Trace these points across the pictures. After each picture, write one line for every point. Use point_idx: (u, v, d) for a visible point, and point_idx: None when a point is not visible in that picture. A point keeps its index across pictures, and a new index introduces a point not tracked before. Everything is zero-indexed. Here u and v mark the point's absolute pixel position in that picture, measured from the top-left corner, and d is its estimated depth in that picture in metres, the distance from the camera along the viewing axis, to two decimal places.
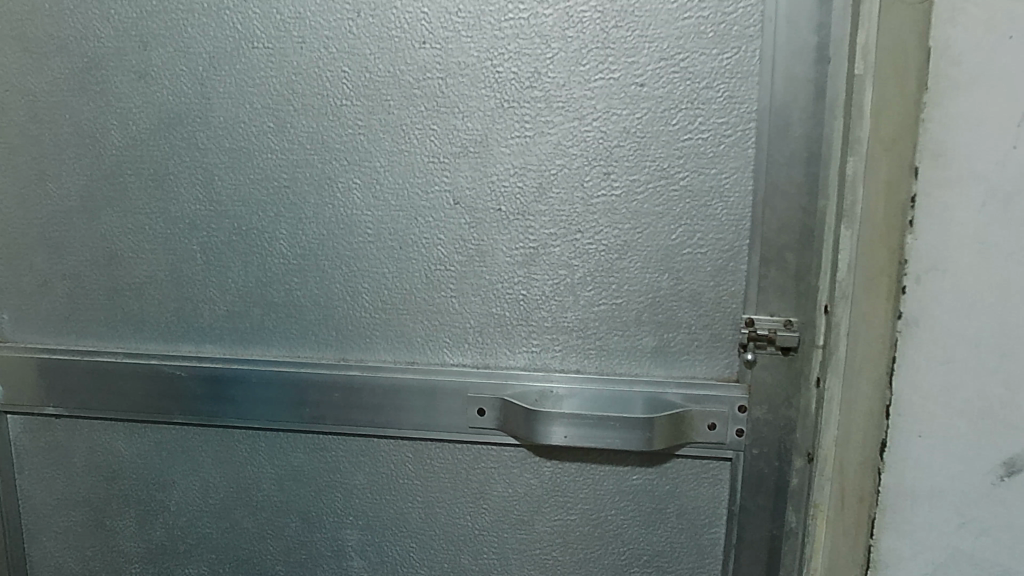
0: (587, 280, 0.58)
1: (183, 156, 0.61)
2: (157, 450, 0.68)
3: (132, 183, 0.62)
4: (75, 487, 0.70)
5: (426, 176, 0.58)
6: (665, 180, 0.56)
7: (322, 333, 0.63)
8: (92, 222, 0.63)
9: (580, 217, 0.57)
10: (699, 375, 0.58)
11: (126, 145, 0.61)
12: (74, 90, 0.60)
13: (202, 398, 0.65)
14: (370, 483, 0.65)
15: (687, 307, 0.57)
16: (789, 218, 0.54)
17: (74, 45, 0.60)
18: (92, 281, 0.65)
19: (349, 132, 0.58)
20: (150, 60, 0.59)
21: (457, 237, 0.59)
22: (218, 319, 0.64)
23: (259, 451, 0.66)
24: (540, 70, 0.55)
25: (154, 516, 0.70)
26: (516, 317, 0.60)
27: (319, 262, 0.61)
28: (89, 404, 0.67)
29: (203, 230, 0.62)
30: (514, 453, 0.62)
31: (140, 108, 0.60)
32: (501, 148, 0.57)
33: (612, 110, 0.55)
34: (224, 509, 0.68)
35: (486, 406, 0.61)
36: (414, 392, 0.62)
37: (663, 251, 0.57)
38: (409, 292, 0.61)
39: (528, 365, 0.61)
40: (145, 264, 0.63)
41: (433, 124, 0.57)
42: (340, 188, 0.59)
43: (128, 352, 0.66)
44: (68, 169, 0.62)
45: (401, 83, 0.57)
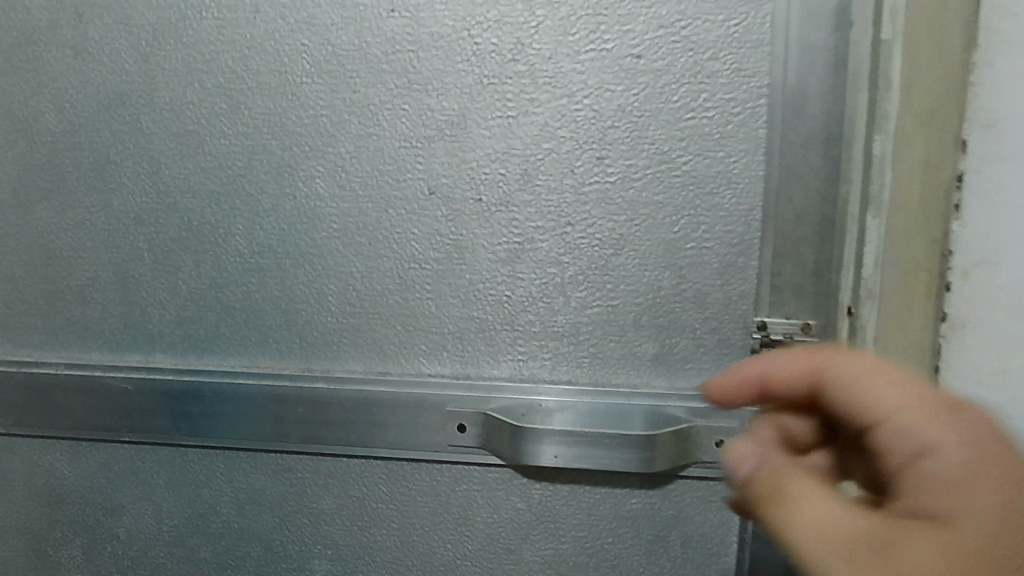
0: (579, 280, 0.52)
1: (126, 142, 0.54)
2: (103, 472, 0.61)
3: (70, 173, 0.55)
4: (16, 512, 0.64)
5: (397, 162, 0.52)
6: (665, 165, 0.49)
7: (283, 341, 0.56)
8: (28, 218, 0.57)
9: (571, 207, 0.51)
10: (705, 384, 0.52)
11: (63, 130, 0.54)
12: (5, 70, 0.54)
13: (151, 414, 0.58)
14: (340, 508, 0.59)
15: (691, 309, 0.51)
16: (806, 207, 0.48)
17: (4, 18, 0.53)
18: (29, 283, 0.58)
19: (313, 114, 0.52)
20: (87, 34, 0.52)
21: (433, 230, 0.53)
22: (169, 326, 0.57)
23: (217, 473, 0.60)
24: (523, 41, 0.49)
25: (102, 545, 0.63)
26: (499, 321, 0.53)
27: (279, 261, 0.55)
28: (26, 421, 0.60)
29: (150, 224, 0.55)
30: (499, 474, 0.56)
31: (77, 89, 0.53)
32: (481, 130, 0.50)
33: (605, 85, 0.49)
34: (179, 538, 0.61)
35: (467, 422, 0.54)
36: (387, 406, 0.55)
37: (664, 245, 0.50)
38: (380, 295, 0.54)
39: (514, 376, 0.54)
40: (87, 264, 0.57)
41: (404, 103, 0.51)
42: (302, 176, 0.53)
43: (69, 363, 0.59)
44: (1, 159, 0.56)
45: (367, 57, 0.50)
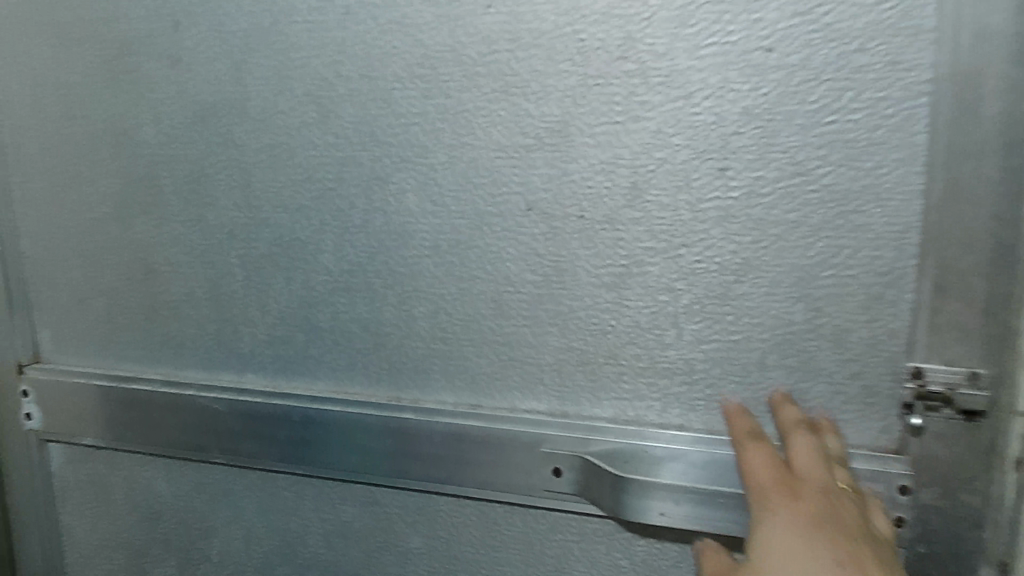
0: (695, 309, 0.45)
1: (220, 154, 0.52)
2: (197, 493, 0.60)
3: (168, 185, 0.54)
4: (116, 527, 0.63)
5: (493, 175, 0.47)
6: (801, 178, 0.42)
7: (373, 365, 0.53)
8: (129, 231, 0.56)
9: (687, 226, 0.44)
10: (845, 439, 0.44)
11: (162, 142, 0.53)
12: (108, 81, 0.53)
13: (241, 436, 0.56)
14: (429, 549, 0.54)
15: (828, 349, 0.43)
16: (977, 230, 0.39)
17: (107, 28, 0.52)
18: (130, 297, 0.57)
19: (404, 122, 0.48)
20: (183, 42, 0.51)
21: (530, 250, 0.47)
22: (261, 346, 0.55)
23: (305, 501, 0.57)
24: (633, 35, 0.43)
25: (195, 567, 0.61)
26: (603, 354, 0.47)
27: (369, 280, 0.51)
28: (126, 436, 0.59)
29: (242, 239, 0.53)
30: (600, 526, 0.49)
31: (174, 100, 0.52)
32: (585, 137, 0.45)
33: (728, 84, 0.42)
34: (269, 565, 0.59)
35: (563, 466, 0.48)
36: (478, 443, 0.50)
37: (797, 271, 0.43)
38: (473, 319, 0.50)
39: (618, 417, 0.48)
40: (183, 280, 0.55)
41: (500, 109, 0.46)
42: (393, 190, 0.49)
43: (166, 380, 0.58)
44: (104, 171, 0.55)
45: (462, 59, 0.46)
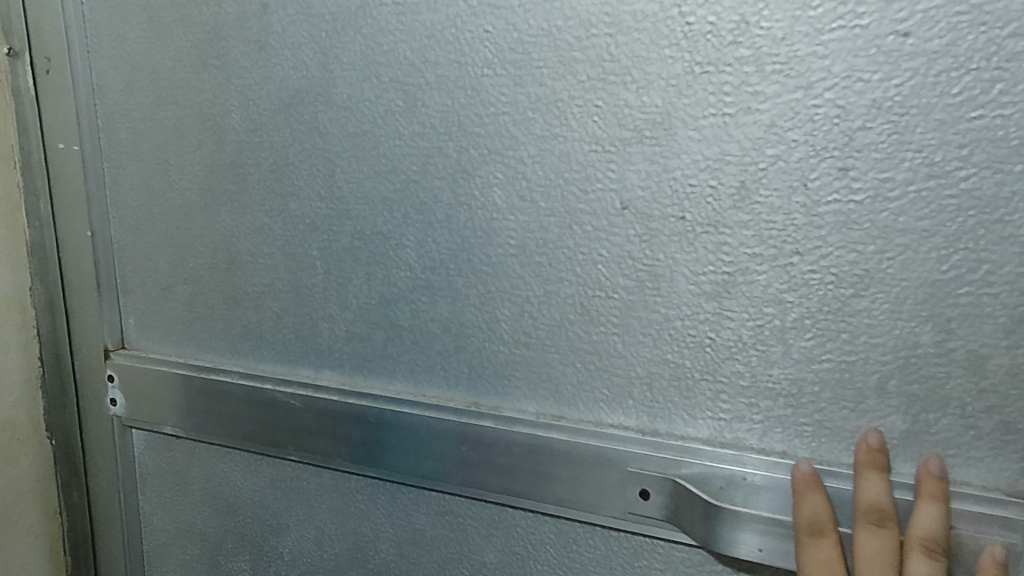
0: (805, 324, 0.41)
1: (304, 142, 0.50)
2: (272, 489, 0.58)
3: (252, 174, 0.53)
4: (194, 517, 0.62)
5: (586, 169, 0.44)
6: (936, 180, 0.37)
7: (452, 368, 0.50)
8: (214, 220, 0.55)
9: (800, 232, 0.40)
10: (974, 480, 0.39)
11: (247, 129, 0.52)
12: (197, 65, 0.53)
13: (316, 434, 0.54)
14: (502, 565, 0.51)
15: (960, 376, 0.38)
16: None
17: (198, 11, 0.51)
18: (212, 286, 0.56)
19: (494, 111, 0.45)
20: (271, 26, 0.49)
21: (624, 252, 0.44)
22: (339, 342, 0.53)
23: (379, 505, 0.55)
24: (747, 19, 0.39)
25: (266, 564, 0.60)
26: (699, 368, 0.43)
27: (451, 278, 0.48)
28: (205, 427, 0.59)
29: (324, 231, 0.51)
30: (687, 556, 0.45)
31: (260, 85, 0.51)
32: (689, 131, 0.41)
33: (854, 73, 0.38)
34: (339, 568, 0.57)
35: (652, 488, 0.44)
36: (560, 457, 0.47)
37: (926, 287, 0.38)
38: (558, 325, 0.46)
39: (713, 439, 0.44)
40: (264, 271, 0.54)
41: (597, 99, 0.43)
42: (480, 184, 0.46)
43: (245, 372, 0.56)
44: (191, 157, 0.55)
45: (558, 45, 0.43)
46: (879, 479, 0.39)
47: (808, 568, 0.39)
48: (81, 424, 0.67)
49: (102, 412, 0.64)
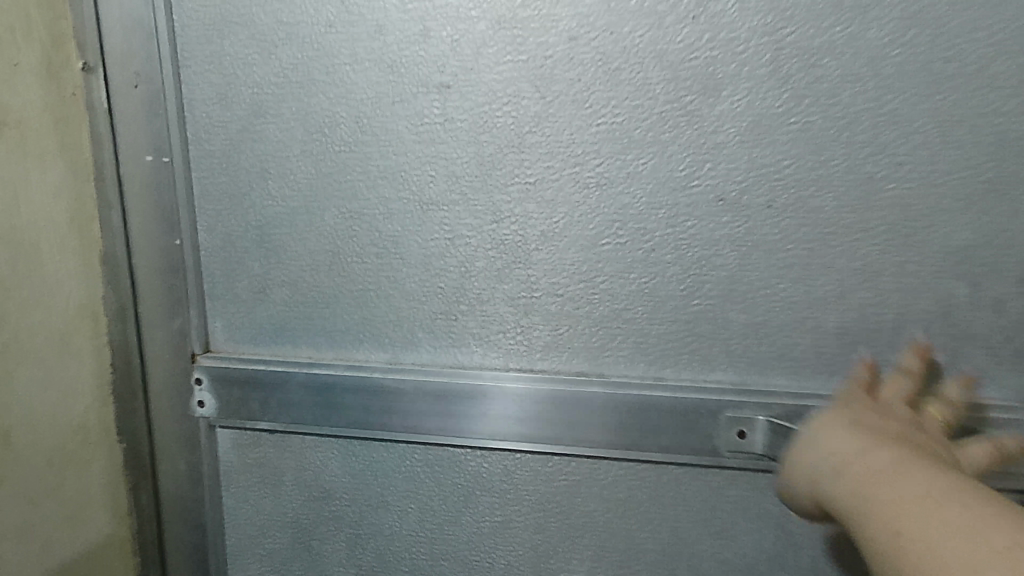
0: (868, 284, 0.53)
1: (420, 150, 0.57)
2: (374, 469, 0.64)
3: (364, 180, 0.59)
4: (283, 508, 0.66)
5: (687, 168, 0.53)
6: (968, 171, 0.50)
7: (561, 344, 0.58)
8: (319, 224, 0.61)
9: (864, 212, 0.52)
10: (992, 395, 0.52)
11: (359, 140, 0.58)
12: (308, 83, 0.58)
13: (427, 413, 0.61)
14: (605, 509, 0.60)
15: (985, 317, 0.51)
16: None
17: (311, 34, 0.57)
18: (314, 285, 0.62)
19: (606, 122, 0.54)
20: (391, 49, 0.56)
21: (719, 235, 0.54)
22: (449, 328, 0.60)
23: (483, 474, 0.62)
24: (824, 46, 0.50)
25: (366, 539, 0.65)
26: (781, 326, 0.54)
27: (561, 265, 0.57)
28: (306, 418, 0.64)
29: (438, 230, 0.59)
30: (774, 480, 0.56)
31: (377, 101, 0.57)
32: (777, 135, 0.52)
33: (907, 90, 0.50)
34: (443, 533, 0.64)
35: (749, 428, 0.55)
36: (665, 411, 0.56)
37: (959, 252, 0.51)
38: (660, 299, 0.56)
39: (791, 384, 0.55)
40: (372, 267, 0.61)
41: (698, 110, 0.52)
42: (590, 183, 0.55)
43: (350, 364, 0.62)
44: (296, 166, 0.60)
45: (664, 65, 0.52)
46: (919, 374, 0.52)
47: (849, 409, 0.51)
48: (150, 428, 0.69)
49: (178, 417, 0.66)
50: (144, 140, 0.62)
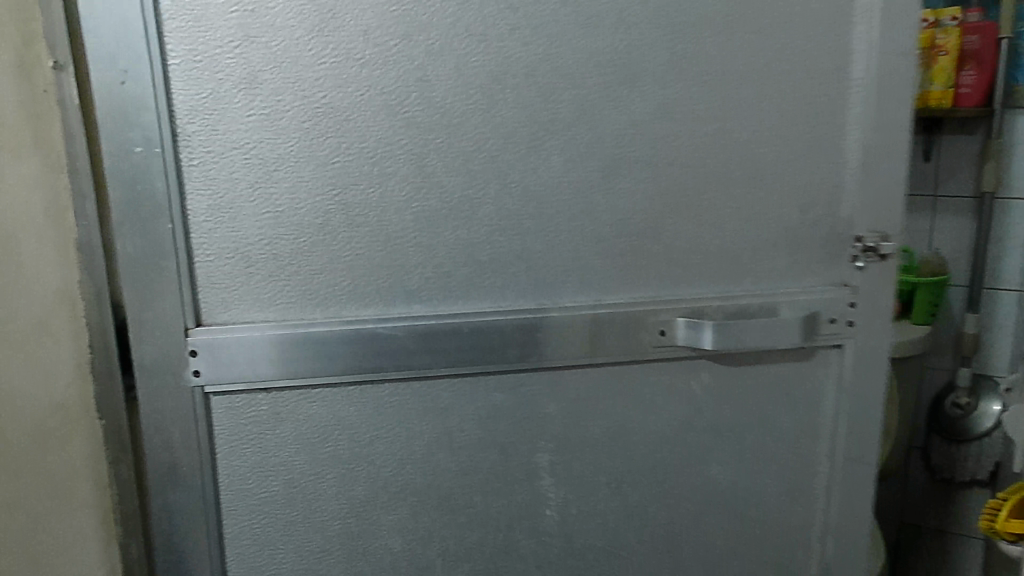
0: (735, 216, 0.77)
1: (403, 134, 0.70)
2: (366, 411, 0.75)
3: (348, 160, 0.70)
4: (277, 457, 0.75)
5: (614, 140, 0.74)
6: (790, 136, 0.77)
7: (522, 283, 0.75)
8: (308, 202, 0.70)
9: (731, 167, 0.76)
10: (816, 284, 0.81)
11: (347, 125, 0.69)
12: (298, 76, 0.68)
13: (415, 352, 0.73)
14: (561, 409, 0.78)
15: (807, 232, 0.79)
16: (878, 162, 0.78)
17: (296, 35, 0.67)
18: (304, 258, 0.72)
19: (555, 108, 0.72)
20: (376, 49, 0.68)
21: (638, 189, 0.75)
22: (429, 282, 0.74)
23: (462, 397, 0.76)
24: (702, 53, 0.74)
25: (359, 472, 0.76)
26: (682, 251, 0.77)
27: (521, 220, 0.74)
28: (303, 373, 0.72)
29: (419, 199, 0.72)
30: (683, 363, 0.79)
31: (364, 92, 0.69)
32: (673, 115, 0.74)
33: (755, 82, 0.75)
34: (427, 454, 0.77)
35: (669, 328, 0.77)
36: (608, 323, 0.76)
37: (789, 189, 0.78)
38: (597, 240, 0.75)
39: (691, 292, 0.78)
40: (359, 236, 0.72)
41: (619, 97, 0.73)
42: (543, 155, 0.73)
43: (344, 320, 0.72)
44: (285, 151, 0.69)
45: (595, 65, 0.72)
46: None
47: None
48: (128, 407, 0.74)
49: (169, 391, 0.71)
50: (127, 133, 0.66)
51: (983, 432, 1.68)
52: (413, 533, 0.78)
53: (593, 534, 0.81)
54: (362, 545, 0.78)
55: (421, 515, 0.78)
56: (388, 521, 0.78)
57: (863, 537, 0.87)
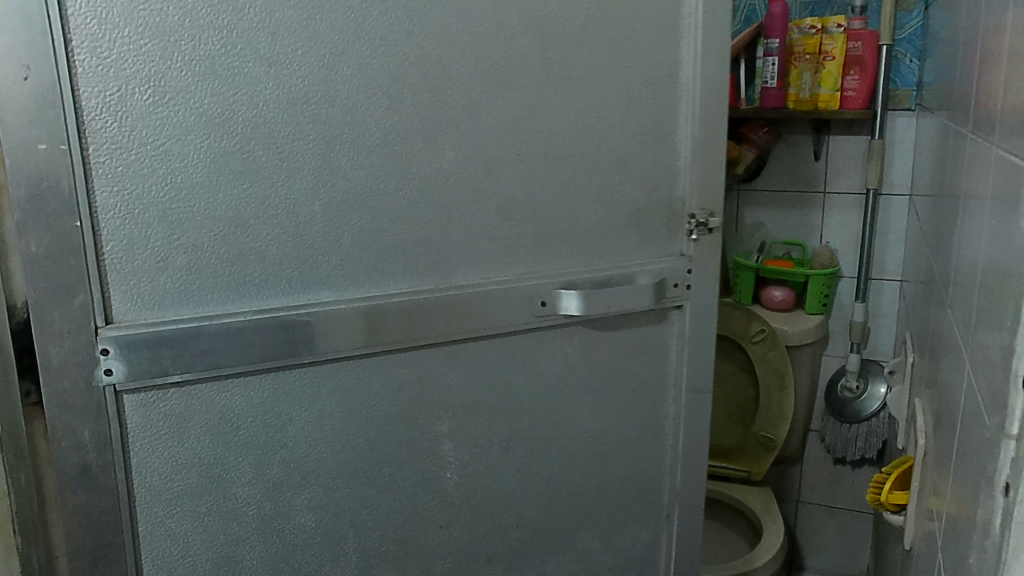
0: (598, 202, 0.92)
1: (308, 129, 0.76)
2: (280, 398, 0.81)
3: (255, 155, 0.75)
4: (190, 451, 0.78)
5: (498, 135, 0.84)
6: (642, 132, 0.91)
7: (420, 268, 0.84)
8: (217, 197, 0.74)
9: (595, 158, 0.90)
10: (663, 254, 0.97)
11: (254, 121, 0.74)
12: (205, 74, 0.72)
13: (325, 334, 0.80)
14: (457, 378, 0.89)
15: (655, 213, 0.95)
16: (708, 148, 0.94)
17: (204, 35, 0.71)
18: (215, 251, 0.75)
19: (448, 105, 0.81)
20: (281, 48, 0.73)
21: (519, 179, 0.87)
22: (336, 270, 0.80)
23: (369, 376, 0.84)
24: (569, 56, 0.86)
25: (273, 456, 0.82)
26: (557, 233, 0.90)
27: (418, 209, 0.83)
28: (219, 363, 0.76)
29: (324, 191, 0.78)
30: (558, 328, 0.93)
31: (270, 90, 0.74)
32: (547, 113, 0.86)
33: (614, 82, 0.89)
34: (337, 432, 0.84)
35: (548, 299, 0.90)
36: (495, 298, 0.88)
37: (641, 178, 0.93)
38: (485, 227, 0.86)
39: (564, 268, 0.91)
40: (268, 228, 0.77)
41: (502, 95, 0.84)
42: (438, 148, 0.82)
43: (257, 309, 0.77)
44: (194, 147, 0.72)
45: (480, 67, 0.82)
46: None
47: None
48: (27, 415, 0.75)
49: (79, 394, 0.72)
50: (32, 130, 0.66)
51: (870, 413, 1.96)
52: (326, 508, 0.86)
53: (487, 490, 0.94)
54: (277, 525, 0.84)
55: (334, 490, 0.86)
56: (301, 501, 0.84)
57: (700, 465, 1.06)
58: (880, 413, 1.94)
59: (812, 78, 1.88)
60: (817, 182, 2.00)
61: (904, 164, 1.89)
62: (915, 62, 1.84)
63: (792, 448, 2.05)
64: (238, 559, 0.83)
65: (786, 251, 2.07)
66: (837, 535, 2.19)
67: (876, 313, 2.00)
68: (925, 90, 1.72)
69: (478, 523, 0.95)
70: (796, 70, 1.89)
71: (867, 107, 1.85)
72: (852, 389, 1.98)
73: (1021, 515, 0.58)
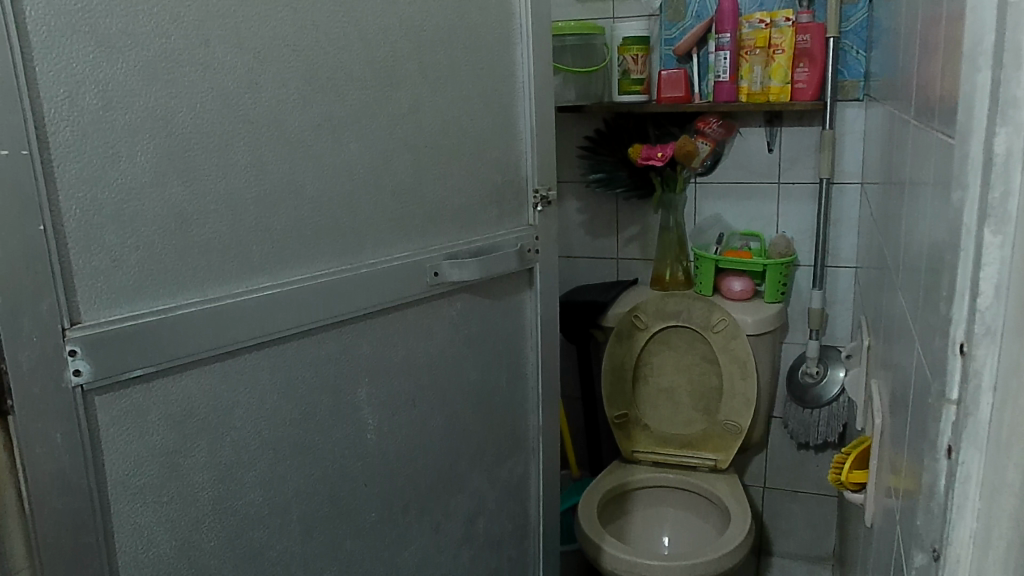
0: (469, 183, 1.09)
1: (239, 127, 0.82)
2: (230, 384, 0.86)
3: (194, 153, 0.79)
4: (150, 441, 0.80)
5: (390, 128, 0.97)
6: (497, 123, 1.12)
7: (336, 249, 0.93)
8: (163, 194, 0.78)
9: (464, 145, 1.08)
10: (517, 225, 1.18)
11: (191, 122, 0.79)
12: (146, 78, 0.75)
13: (261, 316, 0.86)
14: (369, 345, 0.99)
15: (509, 190, 1.16)
16: (541, 136, 1.19)
17: (147, 43, 0.75)
18: (164, 245, 0.78)
19: (349, 102, 0.92)
20: (212, 53, 0.79)
21: (409, 167, 1.00)
22: (268, 256, 0.87)
23: (303, 353, 0.92)
24: (438, 58, 1.02)
25: (223, 439, 0.86)
26: (440, 211, 1.06)
27: (334, 198, 0.92)
28: (175, 353, 0.80)
29: (257, 183, 0.85)
30: (445, 295, 1.08)
31: (205, 92, 0.79)
32: (427, 108, 1.01)
33: (471, 79, 1.07)
34: (275, 409, 0.90)
35: (440, 269, 1.05)
36: (399, 273, 1.00)
37: (497, 161, 1.13)
38: (384, 211, 0.98)
39: (445, 242, 1.07)
40: (210, 221, 0.81)
41: (390, 93, 0.96)
42: (344, 141, 0.92)
43: (205, 299, 0.82)
44: (141, 146, 0.75)
45: (371, 70, 0.94)
46: None
47: None
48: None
49: (49, 396, 0.72)
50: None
51: (830, 398, 2.01)
52: (271, 483, 0.91)
53: (400, 446, 1.05)
54: (229, 505, 0.87)
55: (277, 464, 0.91)
56: (249, 478, 0.89)
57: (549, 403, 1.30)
58: (839, 397, 1.99)
59: (762, 72, 1.92)
60: (771, 173, 2.05)
61: (854, 153, 1.95)
62: (861, 53, 1.89)
63: (757, 434, 2.09)
64: (197, 545, 0.85)
65: (744, 242, 2.11)
66: (796, 515, 2.25)
67: (832, 300, 2.06)
68: (873, 81, 1.78)
69: (393, 478, 1.05)
70: (746, 64, 1.93)
71: (816, 99, 1.90)
72: (812, 375, 2.03)
73: (965, 473, 0.61)
